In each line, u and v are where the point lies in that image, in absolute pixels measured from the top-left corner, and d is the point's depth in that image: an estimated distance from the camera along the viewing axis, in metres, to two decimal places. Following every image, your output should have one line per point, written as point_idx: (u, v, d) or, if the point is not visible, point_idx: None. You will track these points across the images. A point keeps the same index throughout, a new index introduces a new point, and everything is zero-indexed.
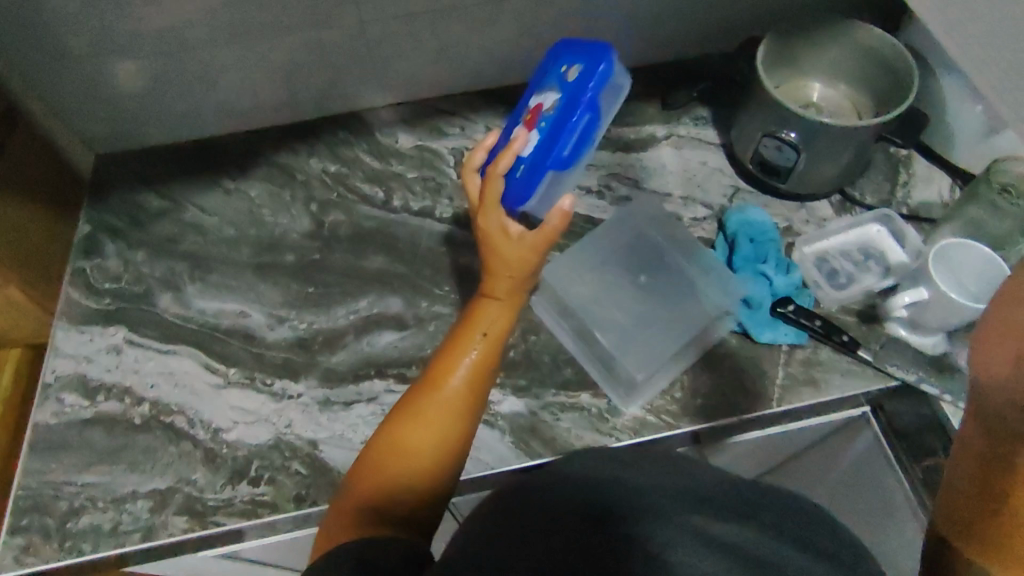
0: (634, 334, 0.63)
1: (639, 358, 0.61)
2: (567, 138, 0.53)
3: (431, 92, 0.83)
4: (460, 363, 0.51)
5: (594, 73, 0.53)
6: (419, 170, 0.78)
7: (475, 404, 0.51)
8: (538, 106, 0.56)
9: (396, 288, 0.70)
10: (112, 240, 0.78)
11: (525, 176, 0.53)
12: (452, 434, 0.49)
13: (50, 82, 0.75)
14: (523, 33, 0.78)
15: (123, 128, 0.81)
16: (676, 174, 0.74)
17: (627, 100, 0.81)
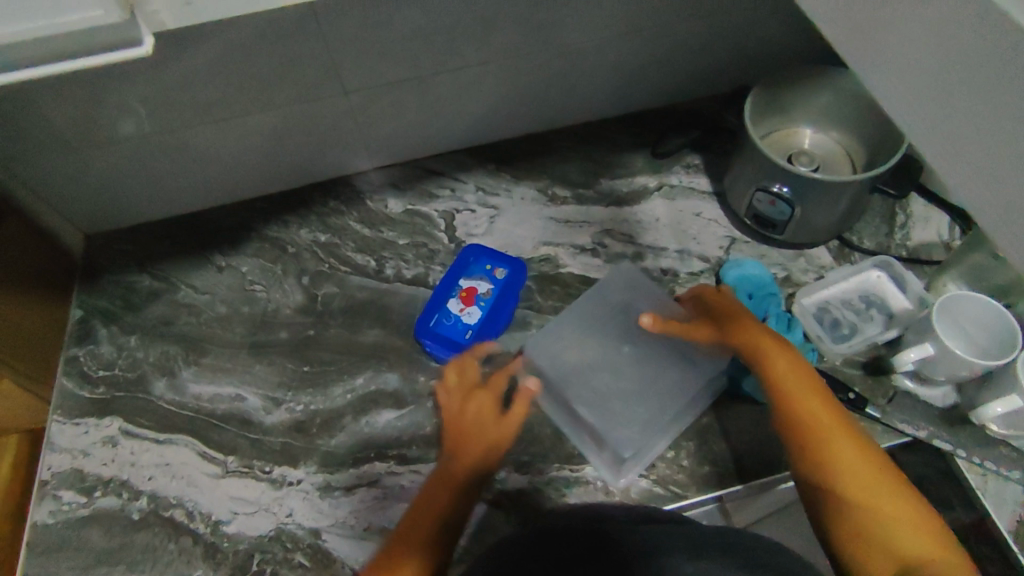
0: (620, 410, 0.62)
1: (627, 434, 0.61)
2: (503, 316, 0.69)
3: (420, 154, 0.83)
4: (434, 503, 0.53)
5: (519, 274, 0.71)
6: (411, 237, 0.77)
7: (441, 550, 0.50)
8: (472, 288, 0.70)
9: (393, 363, 0.69)
10: (106, 326, 0.77)
11: (472, 341, 0.68)
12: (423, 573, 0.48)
13: (34, 173, 0.73)
14: (509, 93, 0.77)
15: (109, 207, 0.81)
16: (670, 227, 0.75)
17: (616, 152, 0.80)
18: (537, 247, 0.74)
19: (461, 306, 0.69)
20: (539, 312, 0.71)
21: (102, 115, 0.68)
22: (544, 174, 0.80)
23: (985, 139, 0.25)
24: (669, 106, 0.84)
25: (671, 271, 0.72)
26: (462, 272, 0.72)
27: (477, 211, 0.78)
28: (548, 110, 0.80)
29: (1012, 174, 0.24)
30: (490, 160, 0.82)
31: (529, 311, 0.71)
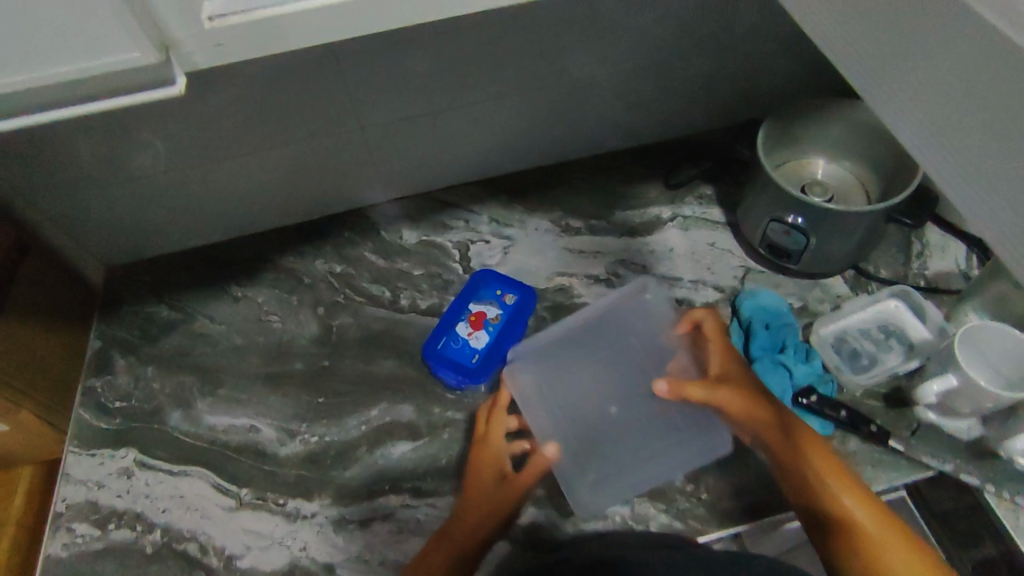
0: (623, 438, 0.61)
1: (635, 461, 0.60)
2: (510, 341, 0.70)
3: (434, 186, 0.84)
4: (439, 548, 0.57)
5: (528, 300, 0.72)
6: (426, 268, 0.78)
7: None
8: (481, 313, 0.71)
9: (408, 394, 0.69)
10: (123, 356, 0.78)
11: (480, 365, 0.68)
12: None
13: (55, 205, 0.75)
14: (523, 126, 0.78)
15: (128, 238, 0.82)
16: (685, 257, 0.75)
17: (629, 183, 0.81)
18: (551, 278, 0.74)
19: (470, 330, 0.70)
20: None
21: (125, 149, 0.69)
22: (558, 204, 0.80)
23: (984, 151, 0.25)
24: (681, 136, 0.84)
25: (686, 301, 0.72)
26: (471, 297, 0.72)
27: (492, 241, 0.78)
28: (561, 142, 0.81)
29: (999, 172, 0.24)
30: (504, 191, 0.83)
31: None
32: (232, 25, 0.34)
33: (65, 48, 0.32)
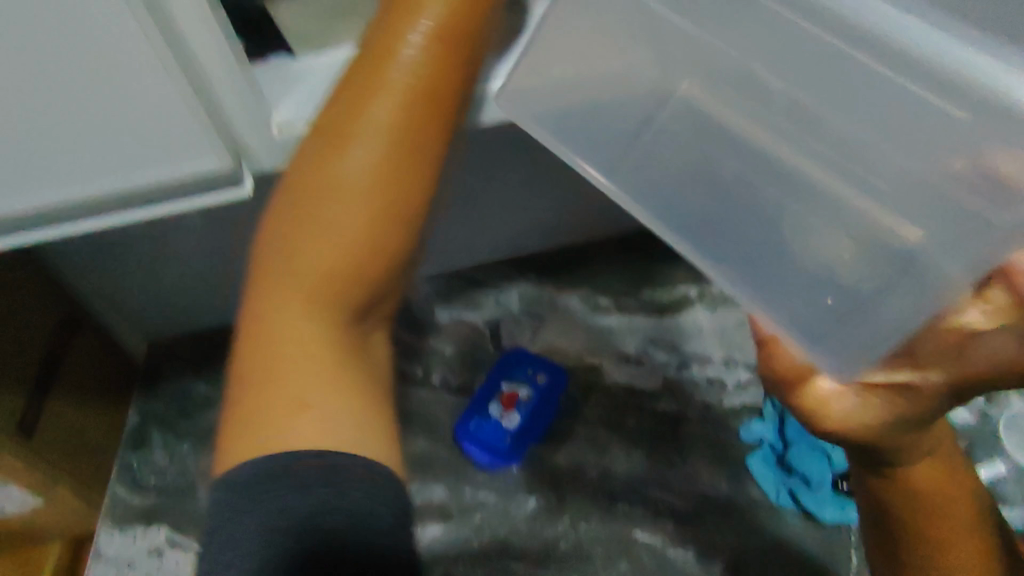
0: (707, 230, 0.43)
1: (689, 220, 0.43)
2: (541, 422, 0.69)
3: (464, 263, 0.85)
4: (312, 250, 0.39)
5: (559, 380, 0.71)
6: (457, 345, 0.78)
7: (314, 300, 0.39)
8: (513, 393, 0.70)
9: (438, 473, 0.68)
10: (160, 432, 0.80)
11: (512, 447, 0.67)
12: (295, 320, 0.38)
13: (108, 283, 0.80)
14: (551, 207, 0.81)
15: (171, 314, 0.86)
16: (714, 335, 0.75)
17: (655, 261, 0.83)
18: (581, 357, 0.75)
19: (503, 411, 0.69)
20: (586, 422, 0.70)
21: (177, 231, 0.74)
22: (586, 283, 0.82)
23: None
24: None
25: (717, 380, 0.72)
26: (505, 375, 0.73)
27: (522, 320, 0.79)
28: (588, 221, 0.84)
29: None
30: (533, 269, 0.84)
31: (575, 422, 0.70)
32: (296, 132, 0.41)
33: (160, 160, 0.40)
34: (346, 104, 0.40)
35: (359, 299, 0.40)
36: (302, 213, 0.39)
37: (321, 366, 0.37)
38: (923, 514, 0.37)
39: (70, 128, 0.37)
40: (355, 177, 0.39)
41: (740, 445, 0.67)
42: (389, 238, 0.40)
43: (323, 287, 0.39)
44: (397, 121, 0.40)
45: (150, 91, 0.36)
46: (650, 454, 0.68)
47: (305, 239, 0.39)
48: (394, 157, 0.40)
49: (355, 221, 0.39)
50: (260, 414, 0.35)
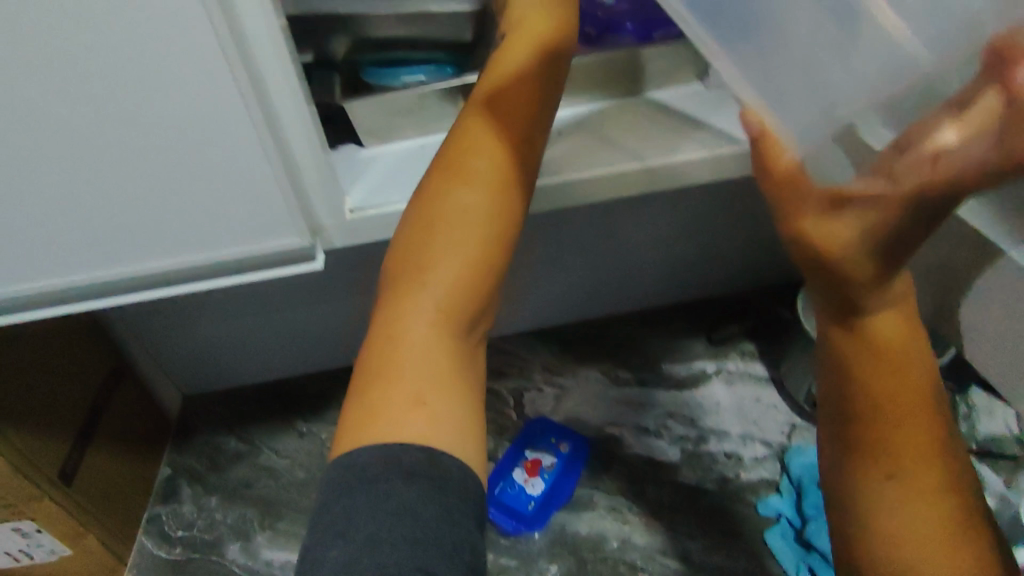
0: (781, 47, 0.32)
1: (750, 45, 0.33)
2: (564, 490, 0.71)
3: (490, 333, 0.89)
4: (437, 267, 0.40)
5: (582, 450, 0.74)
6: (481, 411, 0.81)
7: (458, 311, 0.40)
8: (537, 460, 0.73)
9: None
10: (190, 485, 0.83)
11: (535, 513, 0.69)
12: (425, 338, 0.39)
13: (157, 339, 0.86)
14: (575, 283, 0.86)
15: (210, 371, 0.90)
16: (731, 411, 0.78)
17: (674, 336, 0.86)
18: (603, 427, 0.78)
19: (526, 476, 0.72)
20: (606, 492, 0.72)
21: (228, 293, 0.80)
22: (606, 356, 0.85)
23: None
24: (719, 295, 0.91)
25: (734, 455, 0.74)
26: (528, 443, 0.76)
27: (545, 389, 0.82)
28: (610, 297, 0.89)
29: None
30: (556, 341, 0.88)
31: (596, 491, 0.72)
32: (366, 217, 0.47)
33: (250, 236, 0.46)
34: (456, 151, 0.42)
35: (474, 310, 0.41)
36: (423, 238, 0.40)
37: (439, 353, 0.39)
38: (880, 393, 0.35)
39: (182, 210, 0.44)
40: (475, 207, 0.41)
41: (759, 520, 0.69)
42: (494, 266, 0.41)
43: (447, 299, 0.39)
44: (504, 167, 0.42)
45: (253, 182, 0.43)
46: (669, 527, 0.69)
47: (421, 259, 0.40)
48: (498, 195, 0.41)
49: (466, 254, 0.40)
50: (373, 400, 0.37)
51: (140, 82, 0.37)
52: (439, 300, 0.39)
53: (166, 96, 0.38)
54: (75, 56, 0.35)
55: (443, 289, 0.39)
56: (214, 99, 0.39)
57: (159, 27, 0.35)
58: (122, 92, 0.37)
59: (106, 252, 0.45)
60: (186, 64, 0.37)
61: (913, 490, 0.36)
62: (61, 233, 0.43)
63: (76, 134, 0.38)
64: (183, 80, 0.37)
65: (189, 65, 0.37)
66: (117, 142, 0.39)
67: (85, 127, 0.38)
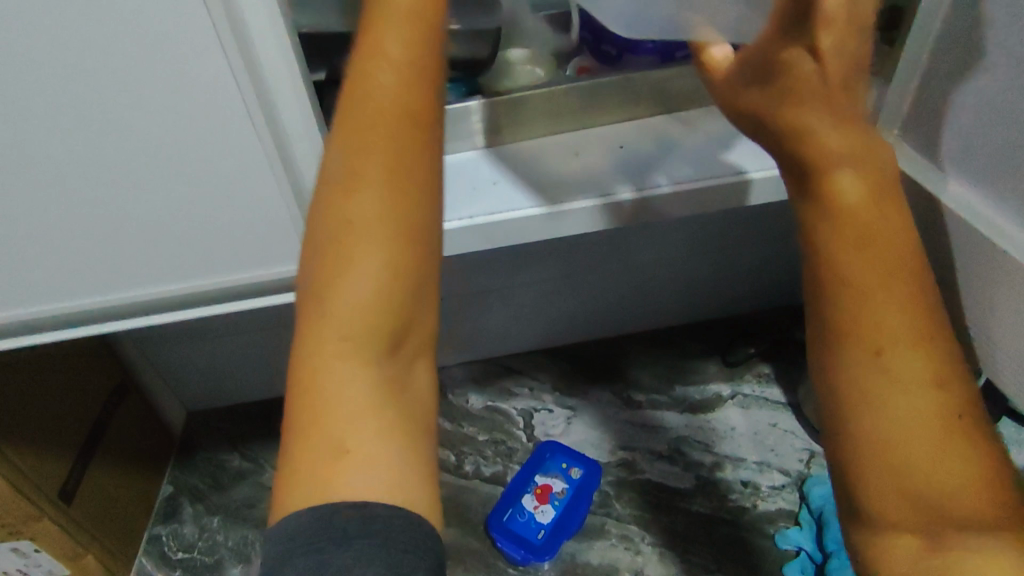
0: None
1: None
2: (576, 517, 0.69)
3: (500, 351, 0.87)
4: (353, 260, 0.28)
5: (594, 476, 0.73)
6: (490, 433, 0.79)
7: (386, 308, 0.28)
8: (547, 486, 0.72)
9: (469, 566, 0.68)
10: (192, 505, 0.81)
11: (546, 541, 0.68)
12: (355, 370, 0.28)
13: (161, 352, 0.84)
14: (588, 302, 0.84)
15: (213, 386, 0.89)
16: (747, 436, 0.75)
17: (688, 357, 0.84)
18: (615, 451, 0.76)
19: (536, 503, 0.70)
20: (618, 520, 0.70)
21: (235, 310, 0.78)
22: (619, 377, 0.83)
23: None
24: (735, 315, 0.89)
25: (751, 484, 0.71)
26: (537, 468, 0.74)
27: (555, 411, 0.80)
28: (623, 316, 0.87)
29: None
30: (567, 360, 0.86)
31: (608, 519, 0.70)
32: None
33: (261, 261, 0.45)
34: (354, 92, 0.29)
35: (400, 309, 0.28)
36: (325, 235, 0.28)
37: (364, 390, 0.28)
38: (852, 280, 0.27)
39: (193, 233, 0.43)
40: (386, 167, 0.28)
41: (776, 553, 0.66)
42: (421, 239, 0.29)
43: (364, 312, 0.28)
44: (415, 101, 0.29)
45: (264, 204, 0.42)
46: (684, 558, 0.67)
47: (324, 263, 0.28)
48: (414, 147, 0.29)
49: (386, 246, 0.28)
50: (293, 469, 0.27)
51: (153, 109, 0.37)
52: (358, 302, 0.28)
53: (180, 122, 0.38)
54: (92, 81, 0.35)
55: (364, 290, 0.28)
56: (228, 124, 0.38)
57: (174, 54, 0.35)
58: (136, 119, 0.37)
59: (119, 275, 0.44)
60: (201, 90, 0.37)
61: (900, 374, 0.27)
62: (73, 256, 0.42)
63: (90, 161, 0.38)
64: (197, 106, 0.37)
65: (202, 90, 0.37)
66: (130, 168, 0.39)
67: (98, 153, 0.38)
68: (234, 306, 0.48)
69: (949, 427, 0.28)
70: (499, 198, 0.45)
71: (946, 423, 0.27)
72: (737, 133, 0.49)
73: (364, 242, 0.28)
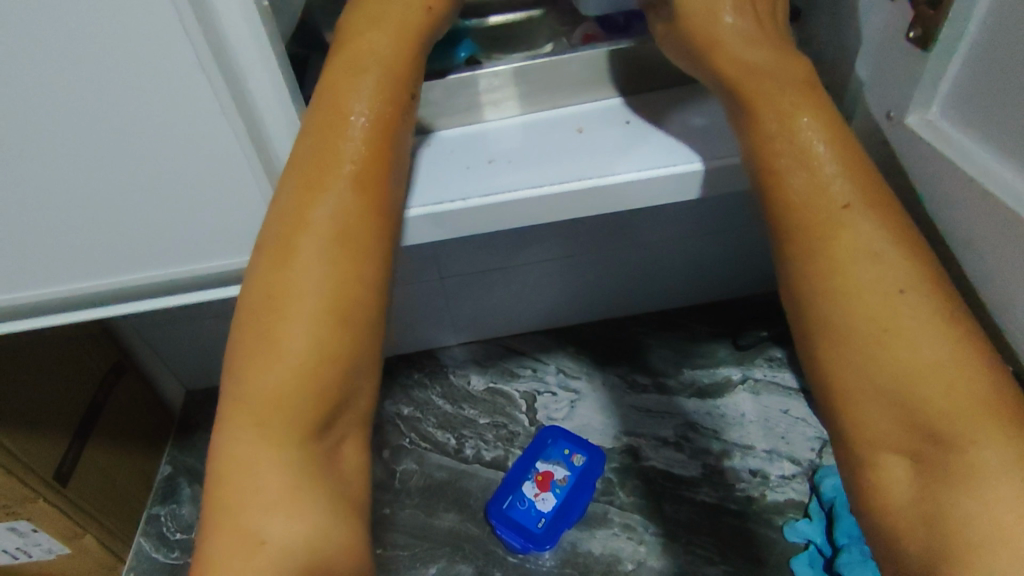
0: None
1: None
2: (579, 506, 0.68)
3: (502, 332, 0.85)
4: (287, 339, 0.31)
5: (597, 463, 0.70)
6: (491, 416, 0.77)
7: (312, 387, 0.31)
8: (549, 472, 0.70)
9: (467, 553, 0.67)
10: (190, 484, 0.81)
11: (547, 530, 0.66)
12: (278, 450, 0.31)
13: (157, 331, 0.82)
14: (594, 281, 0.81)
15: (210, 363, 0.87)
16: (756, 424, 0.73)
17: (696, 340, 0.81)
18: (619, 437, 0.74)
19: (537, 491, 0.69)
20: (621, 508, 0.68)
21: None
22: (625, 359, 0.80)
23: None
24: (746, 296, 0.86)
25: (760, 473, 0.69)
26: (538, 454, 0.72)
27: (558, 394, 0.78)
28: (630, 296, 0.83)
29: None
30: (571, 341, 0.84)
31: (610, 507, 0.69)
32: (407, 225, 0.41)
33: (240, 249, 0.43)
34: (297, 187, 0.33)
35: (324, 397, 0.31)
36: (255, 324, 0.31)
37: (283, 468, 0.31)
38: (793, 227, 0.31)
39: (159, 219, 0.40)
40: (319, 265, 0.32)
41: (784, 546, 0.65)
42: (353, 317, 0.32)
43: (288, 398, 0.31)
44: (352, 202, 0.33)
45: (234, 186, 0.39)
46: (689, 549, 0.65)
47: (253, 354, 0.31)
48: (348, 245, 0.32)
49: (314, 332, 0.31)
50: (215, 546, 0.30)
51: (106, 80, 0.33)
52: (283, 383, 0.31)
53: (137, 96, 0.34)
54: (54, 61, 0.32)
55: (290, 372, 0.31)
56: (189, 98, 0.35)
57: (124, 17, 0.31)
58: (87, 93, 0.34)
59: (84, 262, 0.42)
60: (157, 59, 0.33)
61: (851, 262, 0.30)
62: (33, 242, 0.40)
63: (41, 138, 0.35)
64: (153, 78, 0.34)
65: (168, 71, 0.33)
66: (86, 147, 0.36)
67: (50, 129, 0.35)
68: (207, 296, 0.45)
69: (933, 318, 0.29)
70: (496, 177, 0.42)
71: (920, 308, 0.29)
72: None
73: (296, 325, 0.31)
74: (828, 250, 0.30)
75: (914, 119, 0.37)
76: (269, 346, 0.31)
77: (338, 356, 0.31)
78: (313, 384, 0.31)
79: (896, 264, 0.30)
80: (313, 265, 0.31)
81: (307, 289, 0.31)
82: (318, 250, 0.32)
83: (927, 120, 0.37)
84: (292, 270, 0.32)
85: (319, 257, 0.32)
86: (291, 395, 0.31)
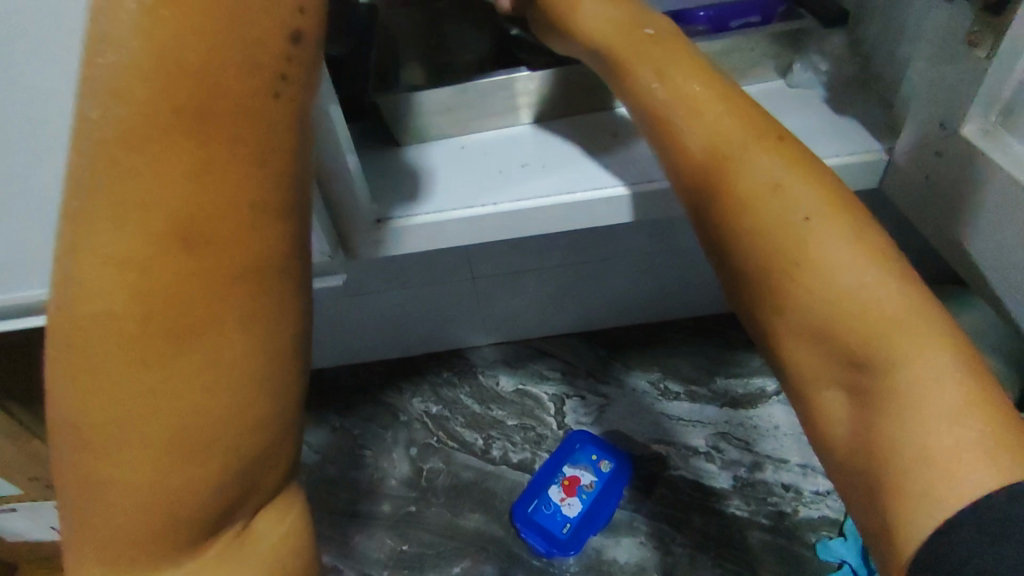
0: None
1: None
2: (605, 513, 0.68)
3: (531, 333, 0.84)
4: (143, 384, 0.19)
5: (625, 471, 0.70)
6: (520, 418, 0.77)
7: (202, 463, 0.21)
8: (575, 477, 0.70)
9: (492, 554, 0.67)
10: None
11: (571, 536, 0.67)
12: (160, 534, 0.22)
13: None
14: (626, 286, 0.80)
15: None
16: (791, 437, 0.71)
17: (731, 348, 0.80)
18: (648, 445, 0.73)
19: (562, 495, 0.70)
20: (647, 517, 0.68)
21: None
22: (656, 366, 0.79)
23: None
24: None
25: (793, 488, 0.67)
26: (565, 459, 0.73)
27: (588, 399, 0.78)
28: (664, 302, 0.82)
29: None
30: (600, 346, 0.83)
31: (636, 515, 0.68)
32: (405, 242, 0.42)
33: None
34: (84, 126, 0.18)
35: (222, 474, 0.21)
36: (68, 445, 0.21)
37: None
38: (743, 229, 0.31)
39: None
40: (129, 314, 0.19)
41: (816, 563, 0.63)
42: (226, 356, 0.20)
43: (146, 515, 0.21)
44: (158, 164, 0.17)
45: None
46: (716, 563, 0.64)
47: (88, 454, 0.20)
48: (188, 193, 0.18)
49: (186, 383, 0.20)
50: None
51: None
52: (153, 457, 0.20)
53: None
54: None
55: (160, 439, 0.20)
56: None
57: None
58: None
59: None
60: None
61: (818, 268, 0.29)
62: None
63: None
64: None
65: None
66: None
67: None
68: None
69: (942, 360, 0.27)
70: (527, 183, 0.42)
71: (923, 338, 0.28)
72: (793, 111, 0.43)
73: (155, 367, 0.19)
74: (796, 251, 0.30)
75: (969, 128, 0.32)
76: (126, 390, 0.19)
77: (233, 420, 0.21)
78: (202, 462, 0.21)
79: (872, 290, 0.29)
80: (142, 247, 0.18)
81: (131, 295, 0.18)
82: (142, 219, 0.18)
83: (985, 130, 0.32)
84: (102, 250, 0.18)
85: (139, 224, 0.18)
86: (167, 475, 0.20)
